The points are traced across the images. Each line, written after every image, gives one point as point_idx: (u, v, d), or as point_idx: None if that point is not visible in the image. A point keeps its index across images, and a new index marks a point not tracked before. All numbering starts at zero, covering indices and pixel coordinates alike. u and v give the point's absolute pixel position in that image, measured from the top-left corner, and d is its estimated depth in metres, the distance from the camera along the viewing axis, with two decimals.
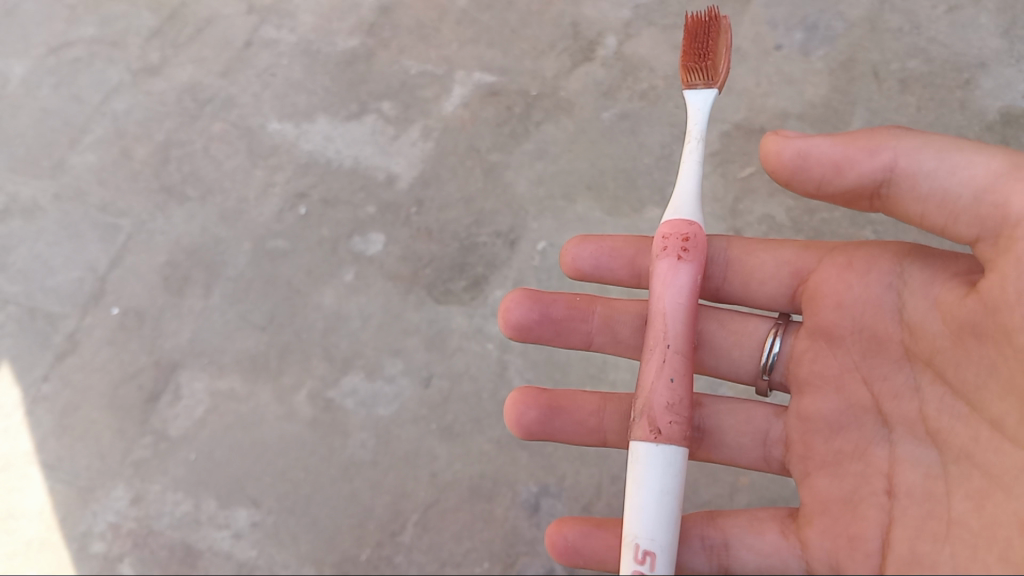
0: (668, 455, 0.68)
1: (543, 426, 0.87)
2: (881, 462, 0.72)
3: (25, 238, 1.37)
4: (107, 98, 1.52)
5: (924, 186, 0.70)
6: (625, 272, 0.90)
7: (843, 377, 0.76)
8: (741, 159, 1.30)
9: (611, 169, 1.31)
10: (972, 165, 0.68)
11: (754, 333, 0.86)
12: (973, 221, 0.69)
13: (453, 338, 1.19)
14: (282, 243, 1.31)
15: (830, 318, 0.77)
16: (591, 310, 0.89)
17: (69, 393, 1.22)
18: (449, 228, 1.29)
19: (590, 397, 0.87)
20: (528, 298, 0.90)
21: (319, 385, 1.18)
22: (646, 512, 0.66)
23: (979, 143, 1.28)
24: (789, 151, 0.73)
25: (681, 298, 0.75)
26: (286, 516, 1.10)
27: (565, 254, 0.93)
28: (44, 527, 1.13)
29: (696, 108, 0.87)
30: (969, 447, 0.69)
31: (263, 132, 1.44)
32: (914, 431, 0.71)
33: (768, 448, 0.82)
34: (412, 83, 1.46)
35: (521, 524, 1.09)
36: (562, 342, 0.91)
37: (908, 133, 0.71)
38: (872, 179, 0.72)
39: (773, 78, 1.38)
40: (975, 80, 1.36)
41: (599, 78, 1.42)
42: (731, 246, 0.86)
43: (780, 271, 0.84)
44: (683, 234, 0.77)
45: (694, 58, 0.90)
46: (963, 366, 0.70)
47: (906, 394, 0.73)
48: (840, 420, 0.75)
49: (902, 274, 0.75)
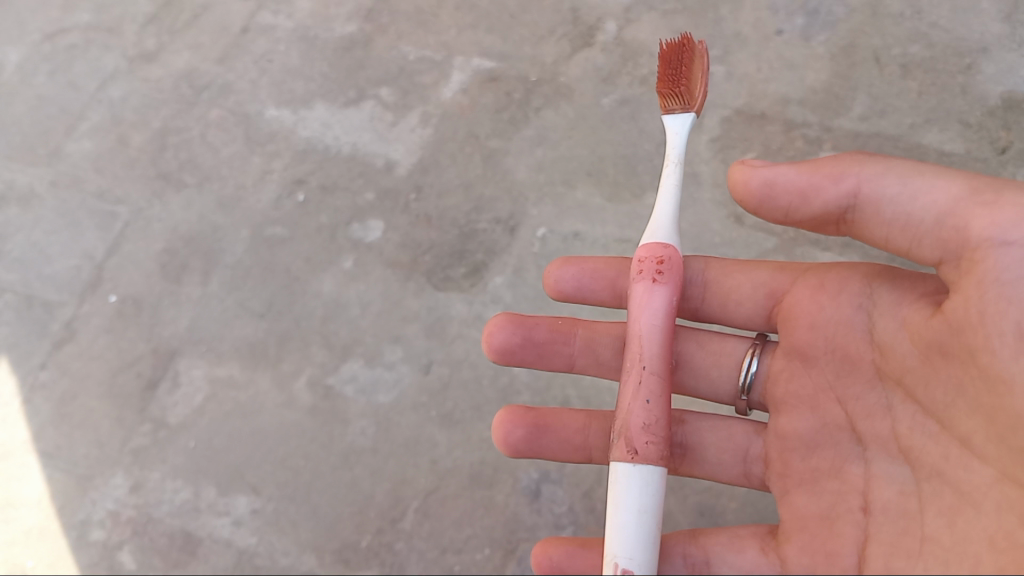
0: (645, 475, 0.67)
1: (530, 445, 0.87)
2: (856, 479, 0.71)
3: (22, 226, 1.36)
4: (103, 84, 1.51)
5: (887, 212, 0.70)
6: (607, 294, 0.90)
7: (818, 397, 0.76)
8: (741, 145, 1.29)
9: (612, 155, 1.30)
10: (933, 190, 0.68)
11: (733, 353, 0.85)
12: (936, 244, 0.68)
13: (453, 325, 1.19)
14: (281, 230, 1.30)
15: (804, 338, 0.77)
16: (573, 332, 0.89)
17: (67, 381, 1.21)
18: (448, 215, 1.28)
19: (575, 414, 0.87)
20: (511, 322, 0.89)
21: (319, 372, 1.18)
22: (627, 531, 0.65)
23: (981, 129, 1.28)
24: (755, 180, 0.73)
25: (657, 319, 0.75)
26: (287, 503, 1.10)
27: (547, 277, 0.92)
28: (44, 516, 1.13)
29: (674, 132, 0.87)
30: (939, 464, 0.68)
31: (261, 119, 1.43)
32: (888, 449, 0.71)
33: (749, 465, 0.81)
34: (411, 69, 1.45)
35: (521, 511, 1.08)
36: (545, 365, 0.91)
37: (871, 159, 0.71)
38: (838, 206, 0.72)
39: (774, 63, 1.37)
40: (977, 65, 1.35)
41: (599, 64, 1.41)
42: (709, 267, 0.86)
43: (757, 293, 0.84)
44: (659, 257, 0.77)
45: (669, 84, 0.89)
46: (932, 386, 0.69)
47: (878, 413, 0.72)
48: (816, 439, 0.74)
49: (871, 295, 0.75)
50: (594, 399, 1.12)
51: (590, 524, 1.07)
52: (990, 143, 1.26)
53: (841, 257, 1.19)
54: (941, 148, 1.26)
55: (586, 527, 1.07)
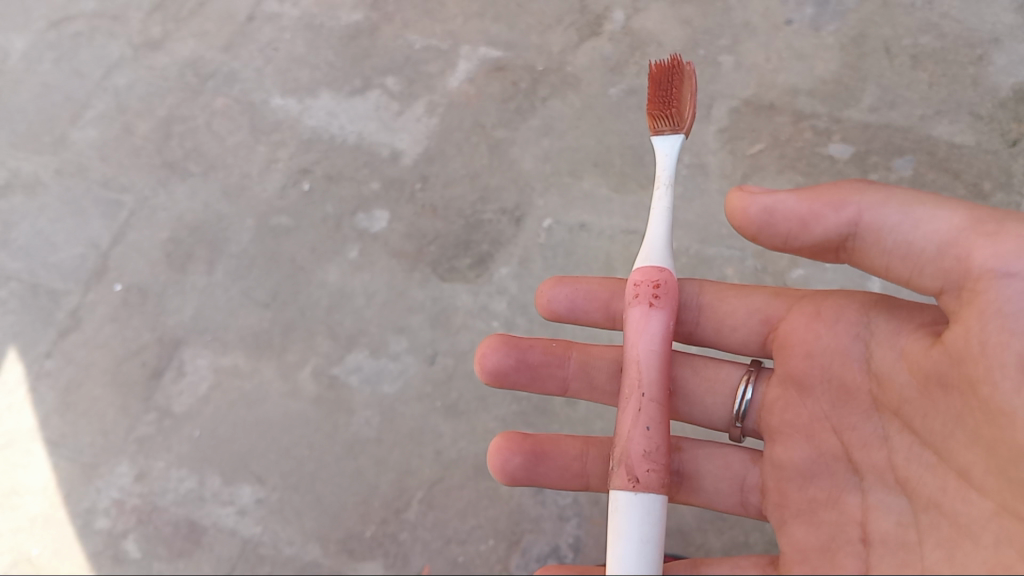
0: (646, 503, 0.67)
1: (527, 472, 0.86)
2: (854, 510, 0.69)
3: (27, 213, 1.36)
4: (108, 72, 1.50)
5: (888, 241, 0.69)
6: (601, 315, 0.89)
7: (814, 425, 0.75)
8: (749, 136, 1.28)
9: (618, 145, 1.30)
10: (935, 219, 0.67)
11: (727, 380, 0.85)
12: (937, 274, 0.68)
13: (458, 316, 1.19)
14: (286, 220, 1.30)
15: (800, 366, 0.77)
16: (567, 355, 0.88)
17: (72, 370, 1.21)
18: (454, 205, 1.27)
19: (572, 440, 0.86)
20: (505, 344, 0.88)
21: (324, 362, 1.17)
22: (626, 562, 0.65)
23: (991, 121, 1.27)
24: (754, 208, 0.72)
25: (654, 344, 0.74)
26: (292, 492, 1.10)
27: (539, 296, 0.91)
28: (48, 504, 1.13)
29: (663, 154, 0.85)
30: (937, 496, 0.67)
31: (267, 107, 1.42)
32: (885, 480, 0.70)
33: (745, 494, 0.80)
34: (417, 58, 1.44)
35: (526, 502, 1.08)
36: (539, 388, 0.90)
37: (872, 186, 0.69)
38: (838, 234, 0.70)
39: (783, 53, 1.36)
40: (988, 56, 1.34)
41: (607, 53, 1.40)
42: (703, 291, 0.85)
43: (752, 318, 0.83)
44: (654, 281, 0.76)
45: (659, 106, 0.89)
46: (930, 417, 0.69)
47: (874, 443, 0.72)
48: (812, 469, 0.73)
49: (869, 324, 0.74)
50: None
51: (595, 516, 1.07)
52: (1001, 135, 1.25)
53: None
54: (951, 141, 1.25)
55: (590, 519, 1.07)
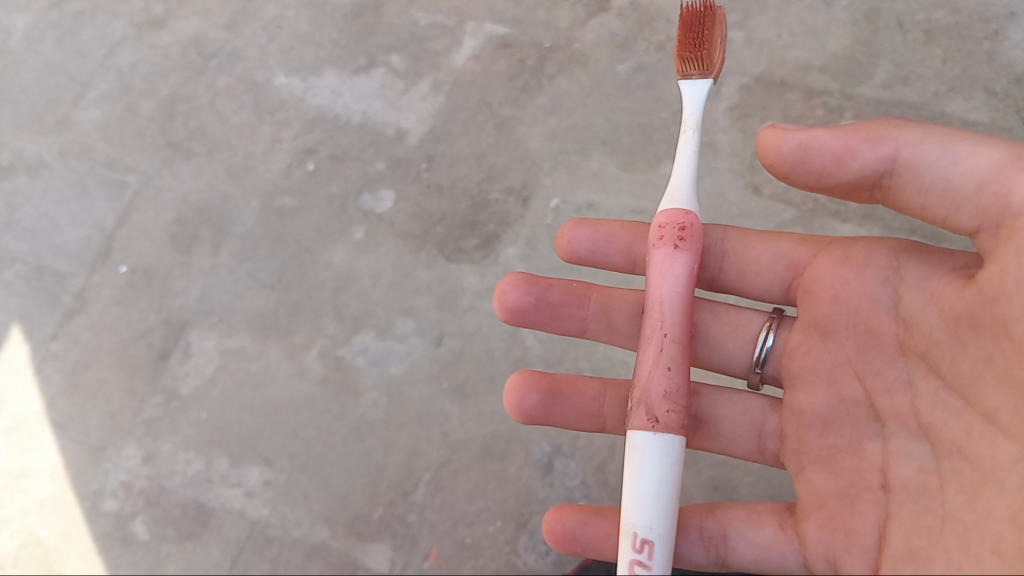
0: (665, 444, 0.66)
1: (544, 410, 0.85)
2: (874, 457, 0.69)
3: (31, 195, 1.35)
4: (111, 52, 1.49)
5: (925, 177, 0.68)
6: (621, 259, 0.88)
7: (837, 371, 0.74)
8: (760, 114, 1.26)
9: (627, 124, 1.28)
10: (975, 155, 0.66)
11: (748, 326, 0.84)
12: (974, 212, 0.67)
13: (465, 297, 1.18)
14: (291, 201, 1.29)
15: (826, 311, 0.75)
16: (588, 297, 0.87)
17: (79, 352, 1.21)
18: (460, 185, 1.26)
19: (591, 381, 0.86)
20: (525, 282, 0.87)
21: (330, 344, 1.17)
22: (644, 501, 0.65)
23: (1006, 98, 1.25)
24: (788, 145, 0.71)
25: (678, 287, 0.73)
26: (299, 474, 1.10)
27: (560, 238, 0.90)
28: (57, 486, 1.13)
29: (691, 99, 0.85)
30: (961, 441, 0.66)
31: (270, 87, 1.41)
32: (907, 426, 0.69)
33: (763, 440, 0.80)
34: (422, 35, 1.42)
35: (534, 484, 1.08)
36: (557, 328, 0.89)
37: (911, 122, 0.68)
38: (874, 171, 0.69)
39: (795, 28, 1.33)
40: (1004, 31, 1.31)
41: (615, 29, 1.37)
42: (728, 236, 0.84)
43: (776, 264, 0.82)
44: (680, 224, 0.75)
45: (689, 48, 0.87)
46: (959, 360, 0.67)
47: (898, 389, 0.70)
48: (833, 415, 0.72)
49: (899, 268, 0.73)
50: (608, 372, 1.11)
51: (603, 497, 1.06)
52: (1016, 112, 1.23)
53: (861, 227, 1.16)
54: (965, 118, 1.23)
55: (598, 500, 1.06)
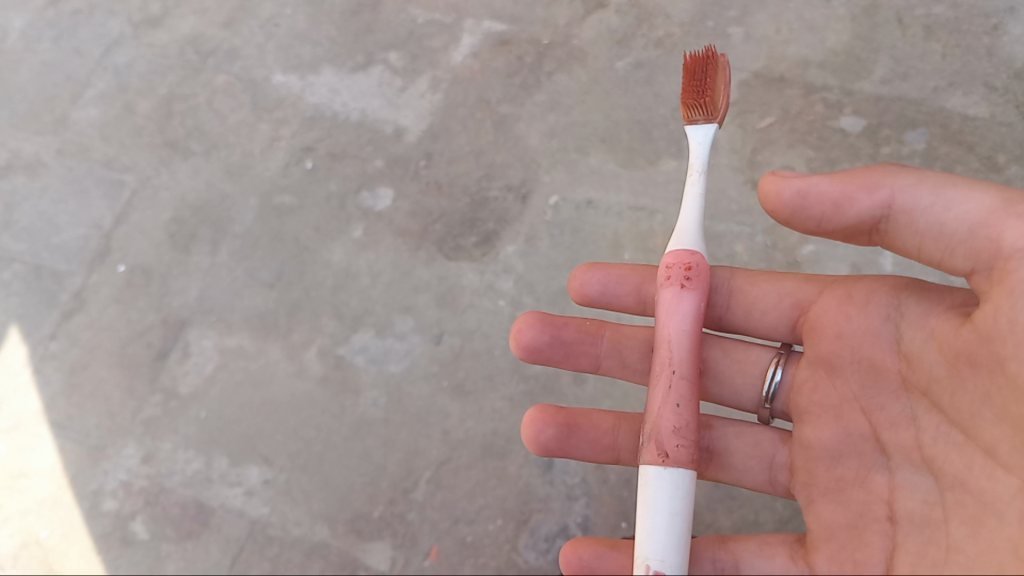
0: (676, 477, 0.66)
1: (560, 444, 0.85)
2: (881, 489, 0.69)
3: (29, 194, 1.35)
4: (108, 51, 1.48)
5: (921, 222, 0.68)
6: (632, 300, 0.87)
7: (842, 406, 0.73)
8: (760, 110, 1.26)
9: (626, 121, 1.28)
10: (967, 200, 0.66)
11: (758, 362, 0.83)
12: (968, 255, 0.67)
13: (464, 295, 1.17)
14: (289, 199, 1.28)
15: (830, 348, 0.75)
16: (601, 334, 0.87)
17: (77, 351, 1.21)
18: (459, 182, 1.26)
19: (605, 414, 0.85)
20: (540, 320, 0.87)
21: (329, 342, 1.17)
22: (657, 533, 0.64)
23: (1006, 94, 1.24)
24: (787, 192, 0.70)
25: (686, 324, 0.73)
26: (299, 473, 1.09)
27: (572, 281, 0.90)
28: (56, 486, 1.13)
29: (697, 144, 0.83)
30: (962, 474, 0.67)
31: (268, 85, 1.40)
32: (911, 459, 0.69)
33: (775, 472, 0.79)
34: (420, 32, 1.41)
35: (534, 482, 1.07)
36: (571, 366, 0.89)
37: (905, 168, 0.68)
38: (871, 216, 0.69)
39: (794, 24, 1.33)
40: (1004, 26, 1.31)
41: (613, 26, 1.37)
42: (735, 276, 0.83)
43: (782, 303, 0.81)
44: (686, 263, 0.75)
45: (693, 95, 0.86)
46: (959, 397, 0.68)
47: (902, 423, 0.70)
48: (840, 449, 0.72)
49: (899, 305, 0.73)
50: None
51: (603, 495, 1.06)
52: (1016, 107, 1.23)
53: None
54: (965, 113, 1.23)
55: (599, 498, 1.06)
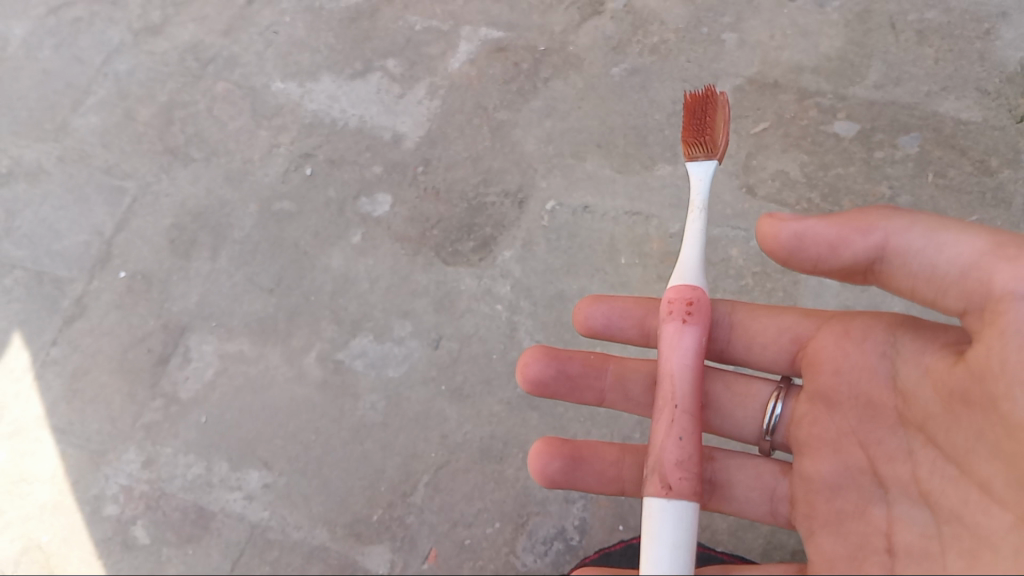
0: (679, 510, 0.67)
1: (566, 476, 0.86)
2: (879, 521, 0.69)
3: (30, 201, 1.36)
4: (109, 58, 1.50)
5: (914, 263, 0.69)
6: (636, 333, 0.88)
7: (841, 440, 0.74)
8: (754, 115, 1.27)
9: (621, 126, 1.29)
10: (958, 242, 0.67)
11: (758, 395, 0.84)
12: (960, 295, 0.68)
13: (462, 300, 1.18)
14: (289, 205, 1.29)
15: (828, 383, 0.76)
16: (605, 367, 0.88)
17: (78, 357, 1.22)
18: (456, 188, 1.27)
19: (610, 447, 0.86)
20: (545, 354, 0.88)
21: (329, 347, 1.18)
22: (661, 564, 0.65)
23: (999, 98, 1.25)
24: (784, 233, 0.72)
25: (688, 360, 0.74)
26: (298, 477, 1.10)
27: (577, 314, 0.91)
28: (57, 491, 1.14)
29: (698, 180, 0.85)
30: (959, 508, 0.68)
31: (268, 92, 1.41)
32: (908, 493, 0.70)
33: (775, 504, 0.80)
34: (418, 39, 1.43)
35: (532, 485, 1.08)
36: (576, 399, 0.90)
37: (898, 211, 0.70)
38: (866, 257, 0.71)
39: (788, 30, 1.35)
40: (996, 31, 1.32)
41: (609, 33, 1.38)
42: (735, 309, 0.84)
43: (782, 337, 0.82)
44: (688, 299, 0.76)
45: (693, 134, 0.88)
46: (954, 432, 0.69)
47: (899, 457, 0.72)
48: (839, 482, 0.73)
49: (895, 343, 0.74)
50: None
51: (600, 498, 1.07)
52: (1009, 111, 1.24)
53: None
54: (958, 117, 1.24)
55: (596, 501, 1.07)
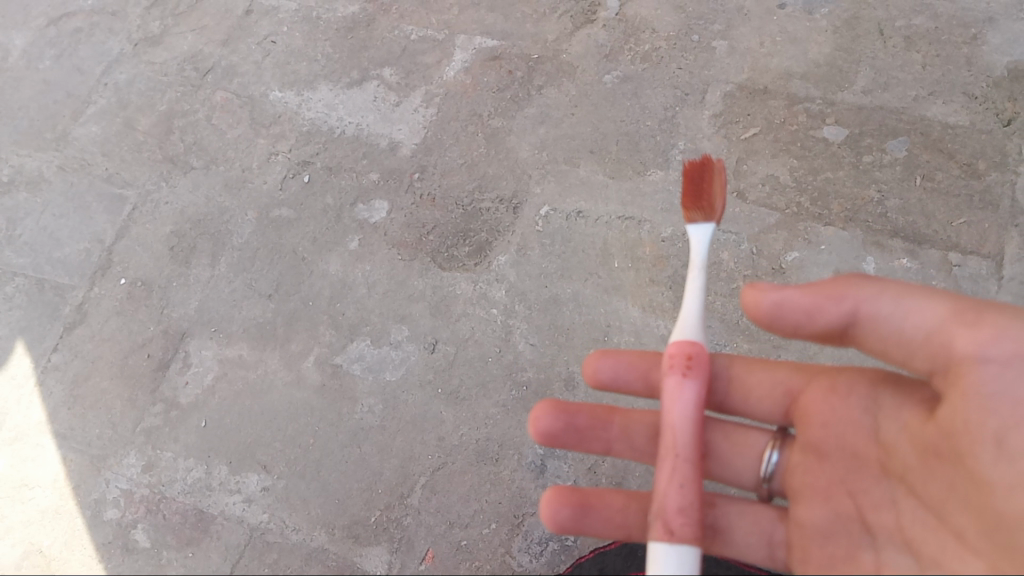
0: (683, 556, 0.70)
1: (575, 523, 0.88)
2: (869, 566, 0.75)
3: (31, 210, 1.38)
4: (109, 69, 1.52)
5: (882, 328, 0.74)
6: (641, 384, 0.90)
7: (831, 489, 0.79)
8: (744, 121, 1.29)
9: (614, 132, 1.31)
10: (921, 309, 0.72)
11: (757, 444, 0.86)
12: (926, 358, 0.73)
13: (458, 304, 1.20)
14: (287, 212, 1.31)
15: (817, 436, 0.80)
16: (611, 419, 0.90)
17: (79, 363, 1.23)
18: (452, 194, 1.29)
19: (617, 494, 0.88)
20: (553, 407, 0.90)
21: (327, 352, 1.19)
22: None
23: (986, 102, 1.27)
24: (763, 303, 0.77)
25: (690, 412, 0.76)
26: (297, 480, 1.12)
27: (584, 366, 0.93)
28: (58, 495, 1.15)
29: (697, 244, 0.88)
30: (938, 556, 0.73)
31: (266, 101, 1.44)
32: (895, 540, 0.75)
33: (773, 548, 0.83)
34: (413, 48, 1.45)
35: (527, 486, 1.10)
36: (584, 449, 0.92)
37: (866, 279, 0.74)
38: (840, 324, 0.75)
39: (777, 37, 1.37)
40: (983, 36, 1.34)
41: (601, 41, 1.41)
42: (733, 362, 0.86)
43: (777, 388, 0.85)
44: (687, 353, 0.78)
45: (692, 199, 0.91)
46: (931, 484, 0.74)
47: (885, 506, 0.76)
48: (830, 529, 0.78)
49: (877, 397, 0.79)
50: None
51: None
52: (995, 115, 1.26)
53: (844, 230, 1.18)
54: (945, 121, 1.26)
55: None
